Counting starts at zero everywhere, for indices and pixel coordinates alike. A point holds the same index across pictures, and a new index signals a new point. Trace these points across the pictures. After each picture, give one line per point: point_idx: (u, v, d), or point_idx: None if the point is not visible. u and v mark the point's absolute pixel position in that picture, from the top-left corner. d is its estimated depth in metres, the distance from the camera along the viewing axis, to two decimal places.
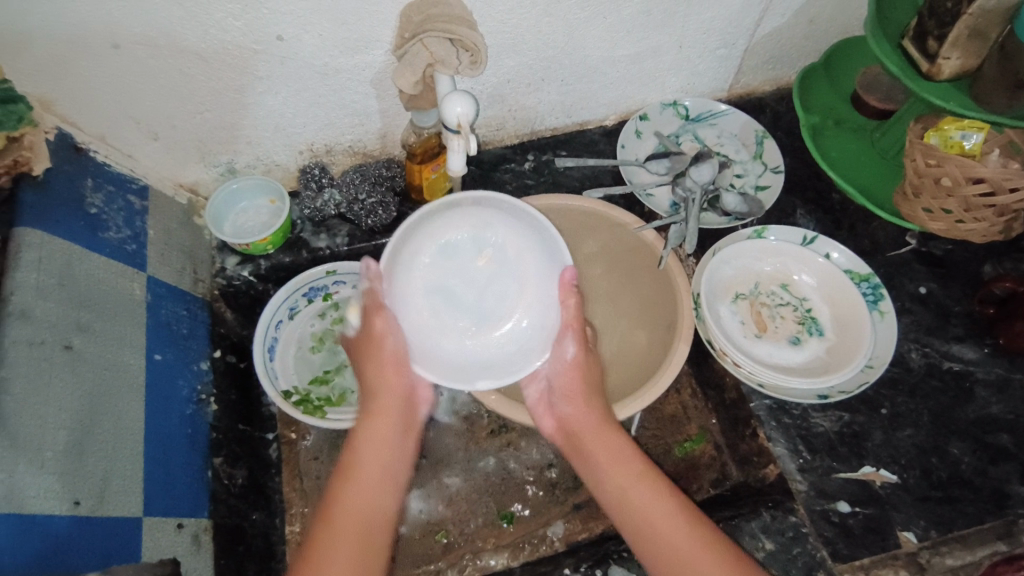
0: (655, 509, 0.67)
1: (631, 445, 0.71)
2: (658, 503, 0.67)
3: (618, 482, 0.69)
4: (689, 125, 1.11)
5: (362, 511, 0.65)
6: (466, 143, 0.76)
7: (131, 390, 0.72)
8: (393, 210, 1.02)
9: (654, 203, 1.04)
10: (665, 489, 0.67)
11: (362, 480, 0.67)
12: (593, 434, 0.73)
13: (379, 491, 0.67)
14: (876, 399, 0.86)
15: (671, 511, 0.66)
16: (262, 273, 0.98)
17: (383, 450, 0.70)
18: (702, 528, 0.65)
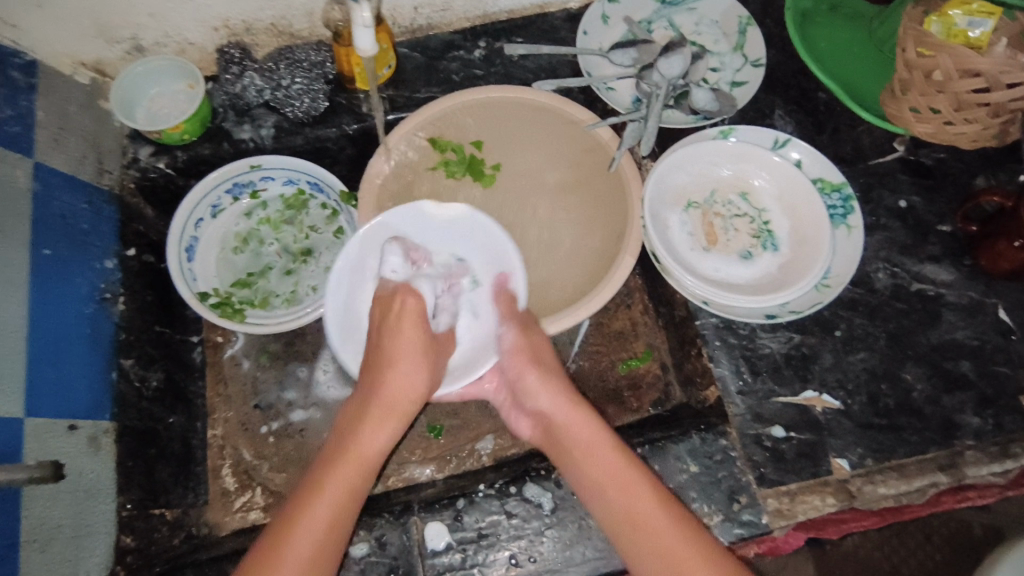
0: (652, 529, 0.61)
1: (595, 473, 0.66)
2: (631, 520, 0.62)
3: (615, 497, 0.64)
4: (665, 10, 0.98)
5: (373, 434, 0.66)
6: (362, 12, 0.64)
7: (13, 286, 0.68)
8: (322, 102, 0.92)
9: (614, 98, 0.93)
10: (631, 494, 0.63)
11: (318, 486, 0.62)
12: (577, 439, 0.68)
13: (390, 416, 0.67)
14: (831, 320, 0.79)
15: (651, 527, 0.61)
16: (179, 166, 0.90)
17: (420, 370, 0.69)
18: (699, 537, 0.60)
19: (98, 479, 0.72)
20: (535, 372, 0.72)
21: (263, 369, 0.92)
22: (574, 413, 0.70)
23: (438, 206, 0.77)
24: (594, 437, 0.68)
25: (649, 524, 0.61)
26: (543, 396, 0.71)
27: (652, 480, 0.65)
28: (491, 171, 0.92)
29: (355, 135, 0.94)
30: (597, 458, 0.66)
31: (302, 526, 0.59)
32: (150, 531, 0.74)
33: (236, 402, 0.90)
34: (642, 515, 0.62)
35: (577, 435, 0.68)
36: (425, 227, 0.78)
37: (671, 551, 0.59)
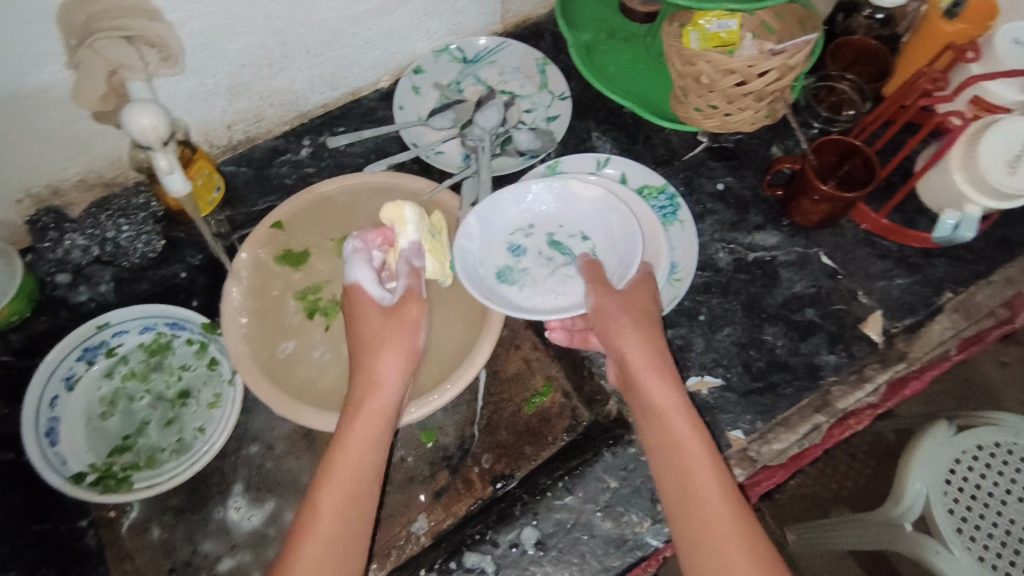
0: (707, 503, 0.63)
1: (658, 432, 0.69)
2: (678, 470, 0.66)
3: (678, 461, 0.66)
4: (469, 68, 1.05)
5: (345, 484, 0.67)
6: (163, 162, 0.70)
7: None
8: (159, 240, 0.92)
9: (445, 160, 0.98)
10: (691, 463, 0.66)
11: (353, 429, 0.70)
12: (647, 392, 0.71)
13: (359, 473, 0.68)
14: (693, 307, 0.87)
15: (693, 481, 0.65)
16: (17, 347, 0.85)
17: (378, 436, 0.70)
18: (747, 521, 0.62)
19: None
20: (631, 333, 0.73)
21: (169, 529, 0.85)
22: (658, 377, 0.71)
23: (582, 183, 0.84)
24: (666, 396, 0.70)
25: (689, 477, 0.65)
26: (630, 354, 0.73)
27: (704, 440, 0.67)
28: (339, 243, 0.92)
29: (204, 263, 0.93)
30: (668, 420, 0.69)
31: (332, 491, 0.67)
32: None
33: (150, 572, 0.83)
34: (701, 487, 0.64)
35: (657, 392, 0.71)
36: (570, 202, 0.85)
37: (703, 508, 0.63)
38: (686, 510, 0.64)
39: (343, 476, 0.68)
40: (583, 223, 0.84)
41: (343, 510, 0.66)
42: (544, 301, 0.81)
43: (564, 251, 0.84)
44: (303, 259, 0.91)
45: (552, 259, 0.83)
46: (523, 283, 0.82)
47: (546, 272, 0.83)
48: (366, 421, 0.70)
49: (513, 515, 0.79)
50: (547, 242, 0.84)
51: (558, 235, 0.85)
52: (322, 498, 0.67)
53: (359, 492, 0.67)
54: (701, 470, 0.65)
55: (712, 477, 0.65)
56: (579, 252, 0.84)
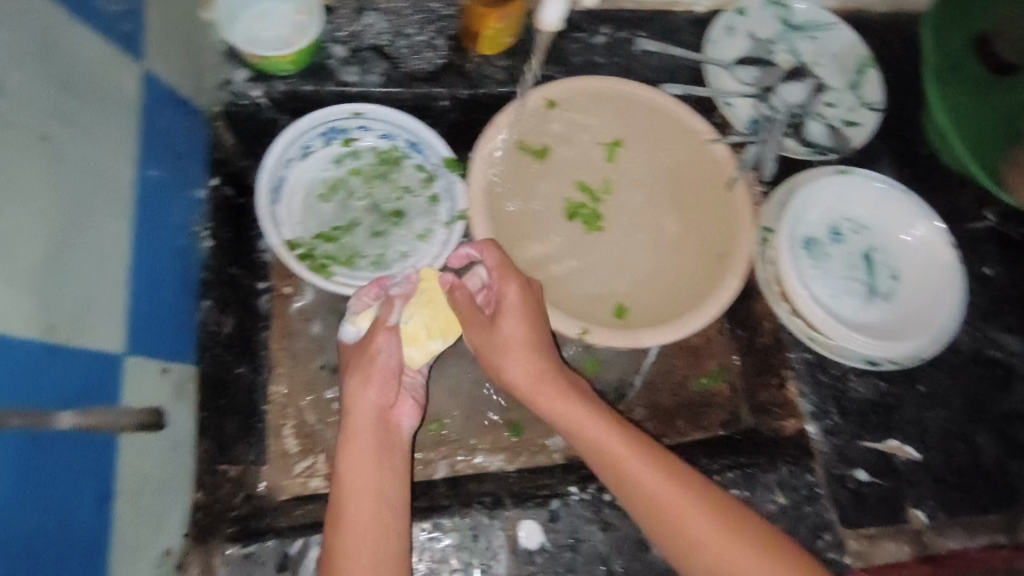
0: (703, 532, 0.60)
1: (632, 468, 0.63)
2: (674, 541, 0.61)
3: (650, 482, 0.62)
4: (788, 33, 0.97)
5: (369, 518, 0.62)
6: None
7: (119, 206, 0.60)
8: (438, 60, 0.86)
9: (733, 114, 0.91)
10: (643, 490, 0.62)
11: (359, 450, 0.66)
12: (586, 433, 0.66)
13: (382, 507, 0.63)
14: (915, 374, 0.82)
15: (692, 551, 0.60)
16: (276, 98, 0.83)
17: (384, 464, 0.66)
18: (733, 524, 0.60)
19: (181, 430, 0.64)
20: (510, 355, 0.69)
21: (330, 330, 0.85)
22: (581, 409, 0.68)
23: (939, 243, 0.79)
24: (577, 412, 0.67)
25: (687, 545, 0.60)
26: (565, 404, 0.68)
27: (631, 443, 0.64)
28: (607, 148, 0.91)
29: (465, 101, 0.89)
30: (651, 490, 0.62)
31: (358, 522, 0.62)
32: (217, 488, 0.70)
33: (302, 360, 0.84)
34: (690, 515, 0.61)
35: (626, 463, 0.64)
36: (914, 243, 0.80)
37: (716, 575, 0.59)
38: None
39: (364, 515, 0.62)
40: (905, 262, 0.80)
41: (372, 548, 0.61)
42: (812, 284, 0.79)
43: (868, 270, 0.80)
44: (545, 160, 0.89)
45: (853, 266, 0.80)
46: (808, 259, 0.79)
47: (840, 271, 0.80)
48: (359, 468, 0.65)
49: None
50: (862, 251, 0.81)
51: (876, 255, 0.81)
52: (345, 534, 0.61)
53: (382, 526, 0.62)
54: (677, 494, 0.62)
55: (710, 540, 0.59)
56: (878, 283, 0.80)
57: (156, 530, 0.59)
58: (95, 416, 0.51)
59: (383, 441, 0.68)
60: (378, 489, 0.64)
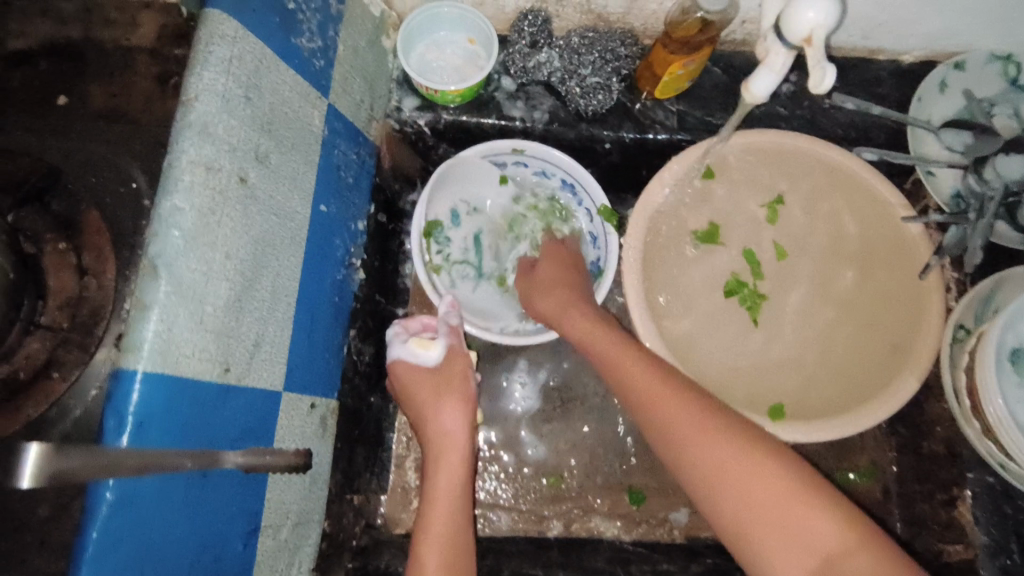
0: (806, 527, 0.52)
1: (723, 458, 0.57)
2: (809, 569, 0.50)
3: (738, 476, 0.55)
4: (1014, 93, 0.81)
5: (447, 526, 0.63)
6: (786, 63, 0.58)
7: (293, 244, 0.62)
8: (610, 101, 0.81)
9: (935, 186, 0.81)
10: (730, 475, 0.56)
11: (450, 456, 0.68)
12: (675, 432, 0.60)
13: (458, 518, 0.64)
14: None
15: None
16: (438, 128, 0.83)
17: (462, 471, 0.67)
18: (806, 502, 0.53)
19: (321, 463, 0.66)
20: (576, 312, 0.74)
21: None
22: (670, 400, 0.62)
23: None
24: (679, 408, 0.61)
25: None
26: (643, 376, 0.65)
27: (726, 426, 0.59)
28: (768, 210, 0.84)
29: (629, 145, 0.84)
30: (778, 511, 0.53)
31: (434, 526, 0.62)
32: (342, 516, 0.71)
33: None
34: (756, 498, 0.54)
35: (758, 485, 0.55)
36: None
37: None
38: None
39: (444, 513, 0.64)
40: None
41: (451, 557, 0.61)
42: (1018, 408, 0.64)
43: None
44: (714, 242, 0.84)
45: None
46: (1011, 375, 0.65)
47: None
48: (444, 473, 0.66)
49: None
50: None
51: None
52: (424, 543, 0.62)
53: (456, 537, 0.62)
54: (775, 486, 0.54)
55: (871, 570, 0.49)
56: None
57: (289, 564, 0.61)
58: (253, 457, 0.53)
59: (468, 456, 0.68)
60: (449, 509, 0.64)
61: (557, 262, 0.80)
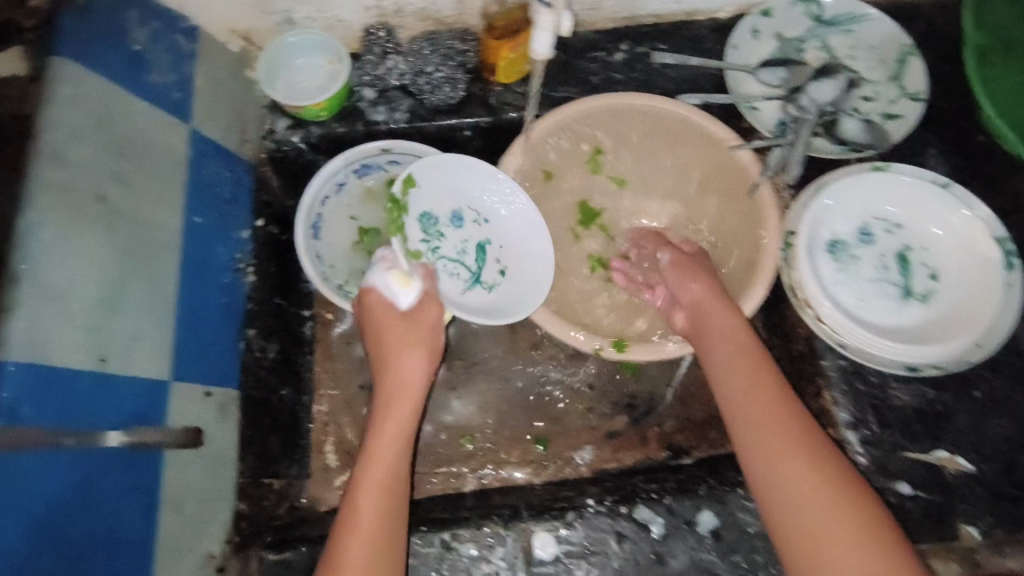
0: (820, 520, 0.59)
1: (775, 460, 0.63)
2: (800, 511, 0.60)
3: (775, 467, 0.63)
4: (820, 29, 0.92)
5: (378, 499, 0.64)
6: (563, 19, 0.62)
7: (166, 252, 0.69)
8: (460, 92, 0.90)
9: (758, 118, 0.89)
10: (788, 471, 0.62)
11: (397, 406, 0.70)
12: (755, 417, 0.66)
13: (395, 483, 0.66)
14: (972, 379, 0.76)
15: (818, 534, 0.58)
16: (312, 141, 0.90)
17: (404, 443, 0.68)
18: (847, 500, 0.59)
19: (225, 445, 0.74)
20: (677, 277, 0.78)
21: (370, 351, 0.92)
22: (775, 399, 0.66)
23: (985, 238, 0.73)
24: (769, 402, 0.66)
25: (810, 532, 0.59)
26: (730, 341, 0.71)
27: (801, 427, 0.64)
28: (591, 161, 0.90)
29: (486, 128, 0.92)
30: (808, 506, 0.60)
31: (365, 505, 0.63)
32: (261, 498, 0.77)
33: (343, 380, 0.91)
34: (791, 486, 0.61)
35: (786, 468, 0.62)
36: (954, 241, 0.75)
37: (845, 570, 0.57)
38: (816, 572, 0.58)
39: (385, 484, 0.65)
40: (945, 261, 0.75)
41: (383, 529, 0.63)
42: (838, 292, 0.75)
43: (903, 272, 0.76)
44: (593, 218, 0.94)
45: (886, 270, 0.76)
46: (827, 265, 0.76)
47: (872, 275, 0.76)
48: (393, 432, 0.68)
49: (692, 491, 0.75)
50: (898, 252, 0.76)
51: (912, 254, 0.76)
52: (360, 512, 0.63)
53: (390, 506, 0.64)
54: (802, 481, 0.61)
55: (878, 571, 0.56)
56: (914, 285, 0.75)
57: (199, 535, 0.68)
58: (139, 435, 0.60)
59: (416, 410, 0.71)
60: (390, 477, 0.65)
61: (683, 264, 0.79)
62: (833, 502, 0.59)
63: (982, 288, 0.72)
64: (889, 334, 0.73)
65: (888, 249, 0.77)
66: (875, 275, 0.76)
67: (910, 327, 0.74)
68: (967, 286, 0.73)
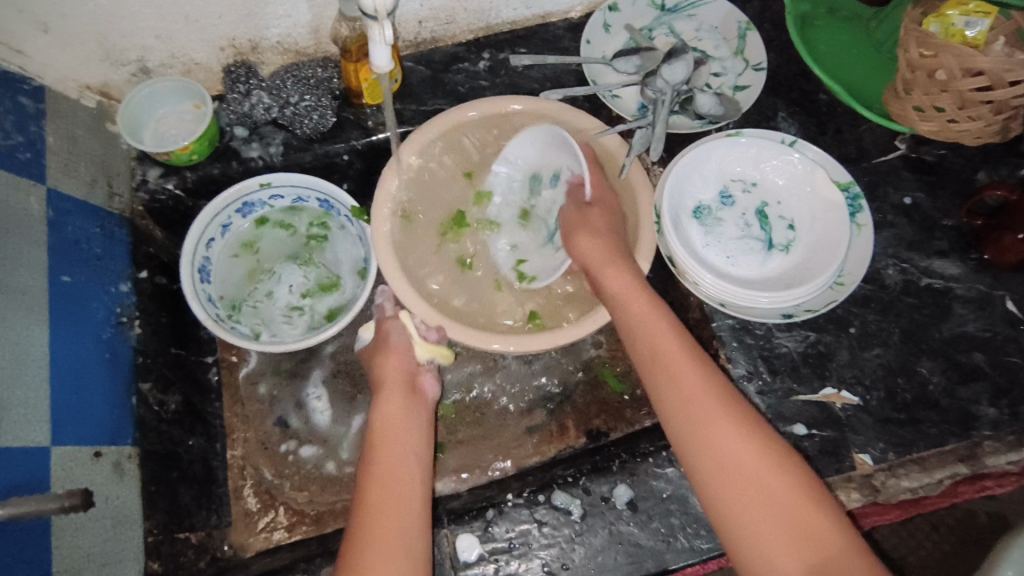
0: (750, 468, 0.62)
1: (700, 418, 0.65)
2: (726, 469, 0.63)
3: (702, 424, 0.65)
4: (665, 17, 0.98)
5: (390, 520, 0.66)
6: (386, 32, 0.65)
7: (32, 314, 0.67)
8: (331, 117, 0.91)
9: (620, 105, 0.94)
10: (717, 426, 0.65)
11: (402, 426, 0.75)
12: (677, 376, 0.68)
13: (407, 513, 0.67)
14: (845, 317, 0.81)
15: (752, 484, 0.61)
16: (189, 186, 0.89)
17: (410, 470, 0.71)
18: (763, 442, 0.63)
19: (125, 505, 0.71)
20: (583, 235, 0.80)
21: (280, 387, 0.91)
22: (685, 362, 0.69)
23: (828, 183, 0.79)
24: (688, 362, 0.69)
25: (744, 481, 0.62)
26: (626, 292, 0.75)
27: (713, 383, 0.67)
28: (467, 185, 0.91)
29: (363, 150, 0.94)
30: (736, 457, 0.63)
31: (380, 523, 0.65)
32: (177, 555, 0.75)
33: (253, 421, 0.89)
34: (720, 441, 0.64)
35: (706, 424, 0.65)
36: (804, 189, 0.81)
37: (779, 518, 0.59)
38: (753, 524, 0.60)
39: (388, 516, 0.66)
40: (800, 208, 0.81)
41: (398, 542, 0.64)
42: (710, 255, 0.80)
43: (763, 226, 0.81)
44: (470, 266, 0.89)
45: (749, 227, 0.81)
46: (696, 231, 0.81)
47: (738, 233, 0.81)
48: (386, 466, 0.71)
49: (607, 468, 0.77)
50: (756, 208, 0.82)
51: (769, 208, 0.82)
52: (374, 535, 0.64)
53: (403, 518, 0.66)
54: (727, 434, 0.64)
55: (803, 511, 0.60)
56: (776, 235, 0.81)
57: None
58: (17, 507, 0.58)
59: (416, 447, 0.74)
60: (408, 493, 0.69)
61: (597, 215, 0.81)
62: (759, 450, 0.63)
63: (834, 228, 0.78)
64: (761, 286, 0.78)
65: (748, 207, 0.82)
66: (740, 233, 0.81)
67: (780, 274, 0.79)
68: (822, 229, 0.79)
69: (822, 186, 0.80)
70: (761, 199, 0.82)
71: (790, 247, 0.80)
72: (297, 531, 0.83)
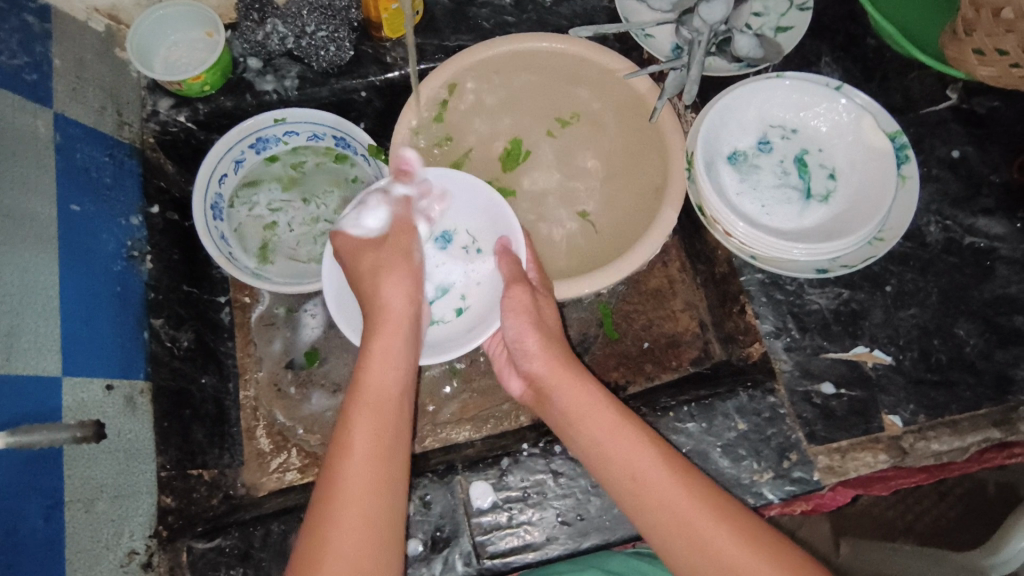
0: (696, 532, 0.54)
1: (649, 482, 0.58)
2: (690, 545, 0.54)
3: (645, 490, 0.58)
4: None
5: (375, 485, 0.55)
6: None
7: (42, 241, 0.65)
8: (348, 52, 0.86)
9: (655, 46, 0.88)
10: (657, 490, 0.57)
11: (393, 361, 0.63)
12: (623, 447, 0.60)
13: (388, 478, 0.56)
14: (881, 275, 0.77)
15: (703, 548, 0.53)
16: (201, 119, 0.86)
17: (398, 425, 0.59)
18: (717, 506, 0.55)
19: (138, 438, 0.71)
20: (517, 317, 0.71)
21: (295, 330, 0.90)
22: (630, 434, 0.61)
23: (876, 130, 0.74)
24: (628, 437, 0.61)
25: (696, 546, 0.54)
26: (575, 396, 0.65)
27: (660, 452, 0.59)
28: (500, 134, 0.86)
29: (381, 87, 0.90)
30: (680, 521, 0.55)
31: (354, 484, 0.54)
32: (189, 491, 0.74)
33: (267, 363, 0.89)
34: (666, 503, 0.56)
35: (652, 488, 0.57)
36: (848, 137, 0.77)
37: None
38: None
39: (370, 478, 0.55)
40: (842, 157, 0.77)
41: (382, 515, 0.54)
42: (744, 203, 0.76)
43: (801, 175, 0.77)
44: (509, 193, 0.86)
45: (786, 175, 0.77)
46: (730, 177, 0.77)
47: (775, 181, 0.77)
48: (367, 414, 0.59)
49: None
50: (796, 155, 0.78)
51: (810, 156, 0.78)
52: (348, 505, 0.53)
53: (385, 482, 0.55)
54: (671, 494, 0.56)
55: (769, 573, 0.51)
56: (815, 185, 0.77)
57: (116, 534, 0.66)
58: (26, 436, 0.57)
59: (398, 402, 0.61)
60: (396, 446, 0.58)
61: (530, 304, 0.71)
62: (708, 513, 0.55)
63: (881, 178, 0.73)
64: (797, 236, 0.75)
65: (787, 154, 0.78)
66: (777, 182, 0.77)
67: (819, 226, 0.75)
68: (867, 177, 0.75)
69: (869, 132, 0.75)
70: (800, 147, 0.78)
71: (830, 198, 0.76)
72: (310, 471, 0.84)
